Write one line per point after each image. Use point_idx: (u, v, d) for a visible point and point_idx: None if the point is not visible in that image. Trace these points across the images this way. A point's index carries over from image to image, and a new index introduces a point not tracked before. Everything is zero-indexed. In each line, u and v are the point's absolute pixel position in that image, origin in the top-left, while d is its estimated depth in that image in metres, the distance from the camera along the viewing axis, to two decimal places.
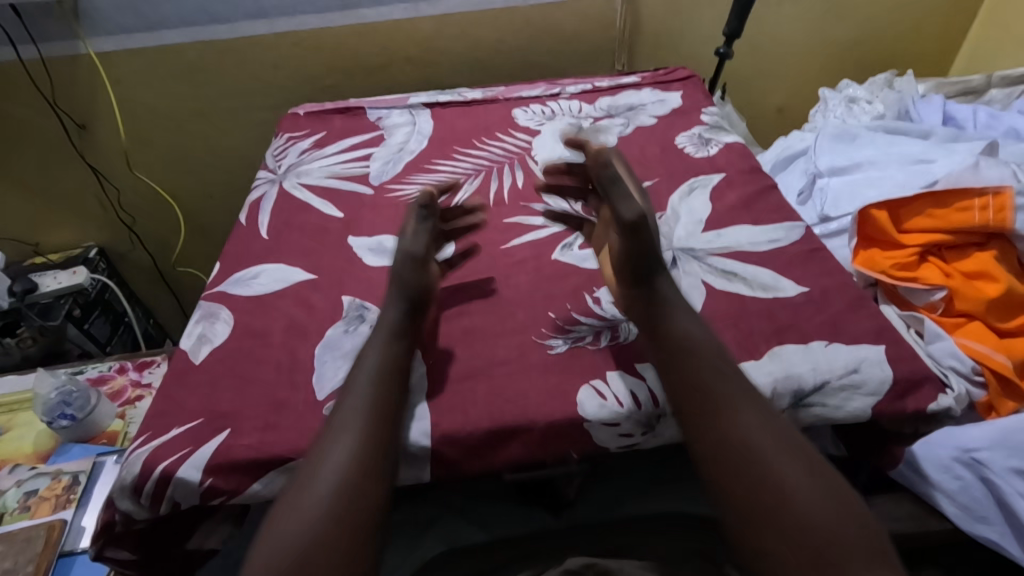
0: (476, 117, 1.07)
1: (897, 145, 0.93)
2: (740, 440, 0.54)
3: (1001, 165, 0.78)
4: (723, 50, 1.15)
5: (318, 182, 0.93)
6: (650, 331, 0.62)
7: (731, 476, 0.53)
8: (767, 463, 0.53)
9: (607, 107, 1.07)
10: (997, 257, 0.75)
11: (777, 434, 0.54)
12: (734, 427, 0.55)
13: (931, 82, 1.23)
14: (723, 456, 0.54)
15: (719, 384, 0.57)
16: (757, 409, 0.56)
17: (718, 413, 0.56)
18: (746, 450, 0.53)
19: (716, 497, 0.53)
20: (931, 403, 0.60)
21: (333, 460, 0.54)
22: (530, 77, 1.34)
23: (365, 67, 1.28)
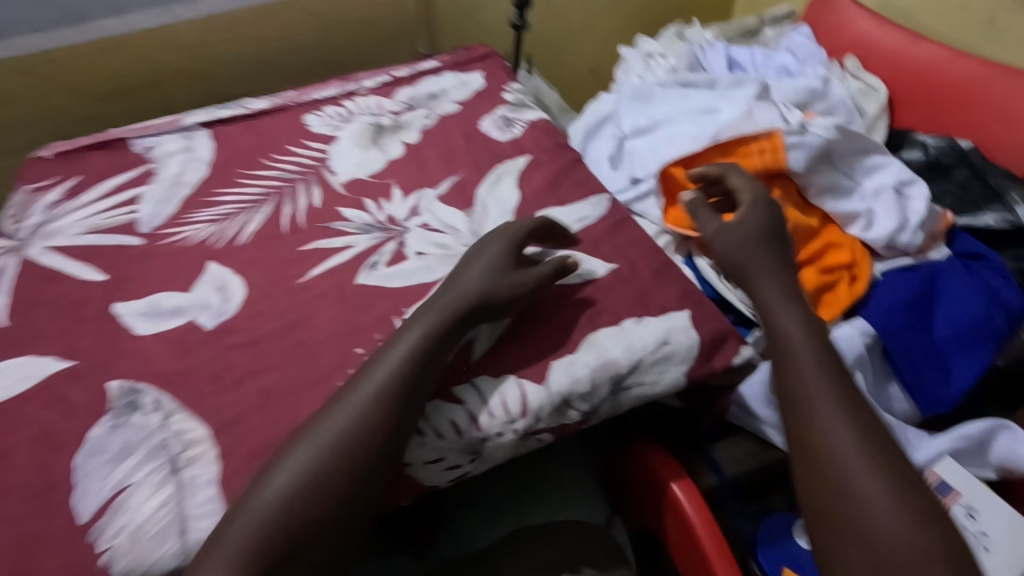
0: (264, 131, 0.96)
1: (687, 99, 0.96)
2: (815, 443, 0.55)
3: (771, 110, 0.82)
4: (518, 22, 1.12)
5: (73, 241, 0.78)
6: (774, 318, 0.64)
7: (820, 497, 0.53)
8: (860, 489, 0.52)
9: (408, 99, 1.00)
10: (781, 196, 0.80)
11: (867, 451, 0.53)
12: (810, 428, 0.56)
13: (715, 28, 1.28)
14: (812, 472, 0.54)
15: (820, 399, 0.57)
16: (833, 403, 0.56)
17: (808, 417, 0.56)
18: (840, 474, 0.53)
19: (809, 512, 0.54)
20: (736, 356, 0.61)
21: (248, 509, 0.48)
22: (330, 73, 1.23)
23: (127, 88, 1.09)
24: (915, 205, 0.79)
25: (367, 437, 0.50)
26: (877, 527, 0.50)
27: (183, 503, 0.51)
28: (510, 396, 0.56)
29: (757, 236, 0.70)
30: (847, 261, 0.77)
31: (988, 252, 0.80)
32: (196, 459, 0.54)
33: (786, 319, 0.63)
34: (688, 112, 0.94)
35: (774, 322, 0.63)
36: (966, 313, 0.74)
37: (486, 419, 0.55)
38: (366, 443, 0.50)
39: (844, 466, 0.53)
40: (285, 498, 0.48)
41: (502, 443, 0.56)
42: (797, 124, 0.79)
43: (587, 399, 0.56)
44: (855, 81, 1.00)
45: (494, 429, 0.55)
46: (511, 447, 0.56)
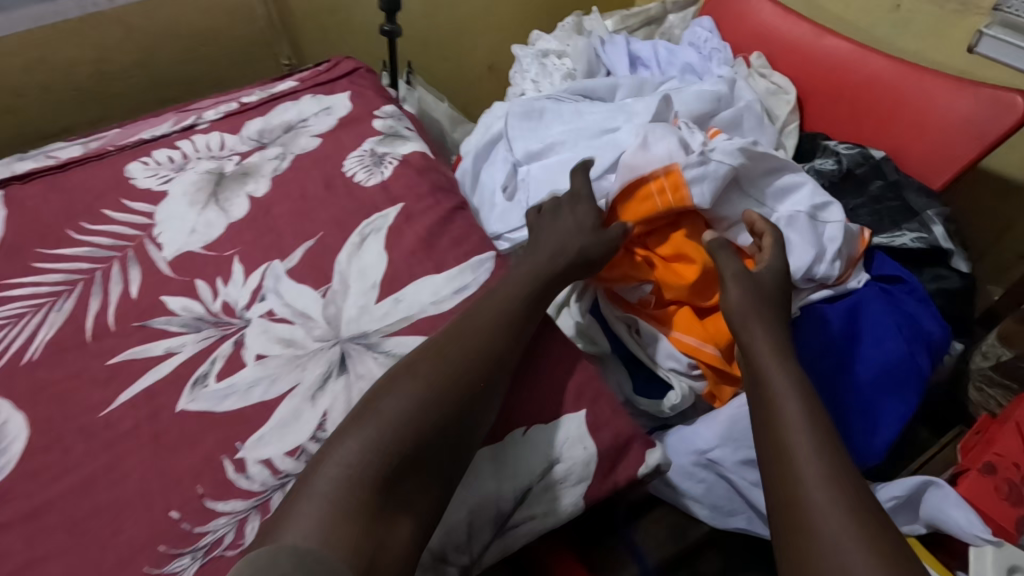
0: (73, 189, 0.77)
1: (583, 115, 0.85)
2: (815, 512, 0.46)
3: (667, 136, 0.71)
4: (388, 27, 0.96)
5: None
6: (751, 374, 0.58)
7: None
8: (854, 571, 0.42)
9: (258, 134, 0.84)
10: (691, 235, 0.69)
11: (873, 524, 0.45)
12: (805, 491, 0.48)
13: (615, 18, 1.18)
14: (805, 544, 0.45)
15: (811, 459, 0.49)
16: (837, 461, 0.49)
17: (804, 479, 0.48)
18: (833, 551, 0.44)
19: None
20: (641, 466, 0.51)
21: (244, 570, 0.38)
22: (172, 97, 1.03)
23: None
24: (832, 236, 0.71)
25: (473, 377, 0.48)
26: None
27: None
28: None
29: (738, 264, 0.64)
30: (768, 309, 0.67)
31: (909, 276, 0.74)
32: None
33: (770, 367, 0.56)
34: (584, 132, 0.83)
35: (766, 372, 0.56)
36: (888, 355, 0.69)
37: None
38: (441, 421, 0.46)
39: (847, 543, 0.43)
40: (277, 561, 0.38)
41: None
42: (697, 154, 0.69)
43: (464, 550, 0.46)
44: (760, 80, 0.91)
45: None
46: None
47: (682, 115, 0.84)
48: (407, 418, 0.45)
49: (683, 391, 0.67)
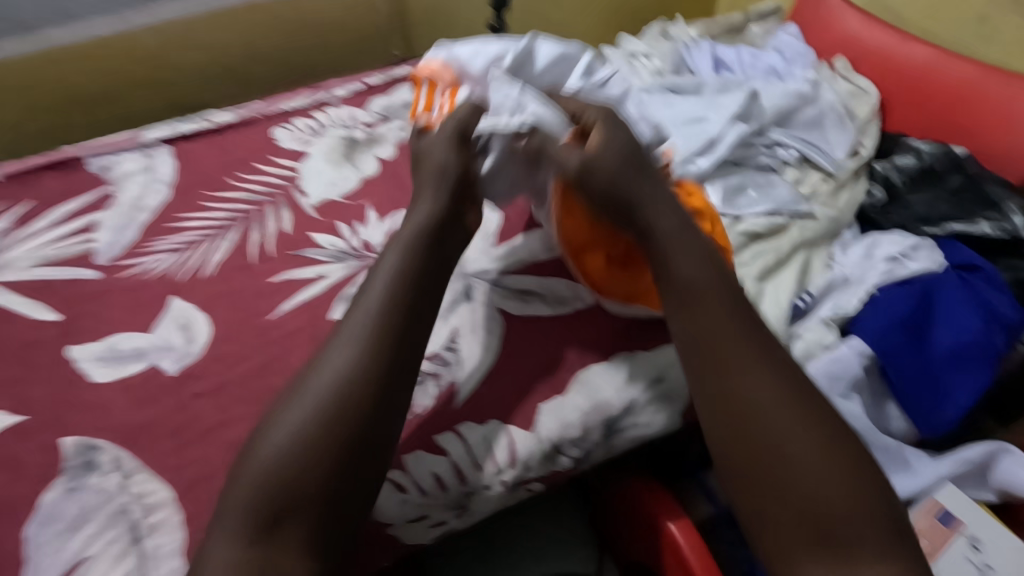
0: (229, 146, 0.90)
1: (673, 105, 0.93)
2: (779, 459, 0.46)
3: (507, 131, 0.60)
4: (496, 23, 1.07)
5: (24, 275, 0.73)
6: (680, 321, 0.53)
7: (742, 450, 0.48)
8: (779, 442, 0.46)
9: (382, 109, 0.95)
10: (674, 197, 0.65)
11: (784, 397, 0.48)
12: (758, 445, 0.47)
13: (700, 24, 1.25)
14: (734, 426, 0.48)
15: (732, 340, 0.50)
16: (788, 407, 0.48)
17: (762, 434, 0.47)
18: (761, 425, 0.47)
19: (733, 468, 0.48)
20: None
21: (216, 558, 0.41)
22: (300, 79, 1.17)
23: (80, 99, 1.02)
24: (901, 241, 0.81)
25: (353, 394, 0.46)
26: (806, 478, 0.45)
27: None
28: (498, 444, 0.52)
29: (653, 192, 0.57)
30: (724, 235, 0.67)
31: (984, 263, 0.77)
32: (160, 525, 0.50)
33: (675, 246, 0.55)
34: (674, 120, 0.91)
35: (666, 252, 0.55)
36: (961, 334, 0.72)
37: (474, 469, 0.51)
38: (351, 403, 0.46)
39: (770, 420, 0.47)
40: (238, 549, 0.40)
41: (491, 496, 0.52)
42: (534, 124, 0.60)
43: (579, 445, 0.53)
44: (844, 84, 0.98)
45: (483, 481, 0.51)
46: (500, 499, 0.52)
47: (767, 110, 0.91)
48: (300, 435, 0.44)
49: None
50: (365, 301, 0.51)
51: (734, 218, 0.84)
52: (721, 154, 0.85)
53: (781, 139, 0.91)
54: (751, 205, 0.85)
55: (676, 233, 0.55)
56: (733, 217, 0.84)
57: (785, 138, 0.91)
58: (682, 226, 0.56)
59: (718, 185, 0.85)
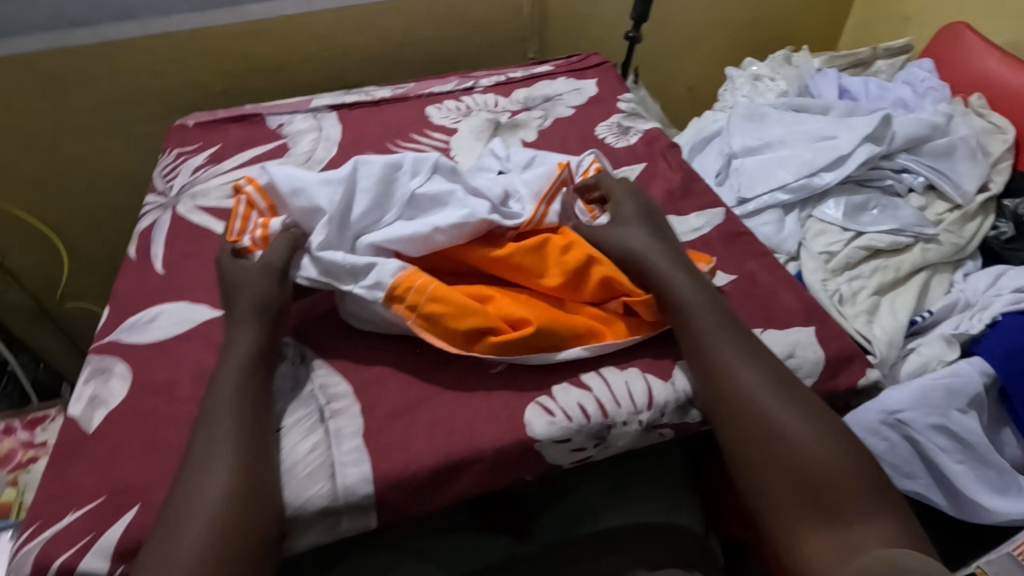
0: (387, 117, 1.00)
1: (802, 122, 0.97)
2: (777, 441, 0.51)
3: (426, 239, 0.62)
4: (632, 34, 1.15)
5: (218, 203, 0.85)
6: (683, 331, 0.59)
7: (740, 430, 0.53)
8: (773, 421, 0.52)
9: (524, 99, 1.04)
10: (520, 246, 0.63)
11: (770, 386, 0.54)
12: (759, 431, 0.52)
13: (824, 56, 1.28)
14: (729, 411, 0.54)
15: (721, 341, 0.57)
16: (778, 397, 0.54)
17: (756, 417, 0.53)
18: (754, 409, 0.53)
19: (732, 448, 0.54)
20: (861, 378, 0.63)
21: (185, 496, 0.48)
22: (442, 70, 1.28)
23: (259, 68, 1.16)
24: None
25: None
26: (797, 450, 0.51)
27: (328, 448, 0.55)
28: (637, 387, 0.59)
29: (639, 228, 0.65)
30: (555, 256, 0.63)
31: None
32: (341, 411, 0.57)
33: (670, 266, 0.61)
34: (803, 136, 0.95)
35: (660, 271, 0.61)
36: None
37: (615, 405, 0.58)
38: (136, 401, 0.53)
39: (764, 405, 0.53)
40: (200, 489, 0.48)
41: (626, 432, 0.58)
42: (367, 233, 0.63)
43: None
44: (979, 119, 0.98)
45: (622, 417, 0.57)
46: (634, 437, 0.59)
47: (899, 136, 0.92)
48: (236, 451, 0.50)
49: (884, 344, 0.76)
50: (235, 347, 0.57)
51: (856, 232, 0.87)
52: (849, 170, 0.89)
53: (908, 164, 0.93)
54: (875, 222, 0.87)
55: (670, 260, 0.62)
56: (856, 231, 0.87)
57: (912, 163, 0.92)
58: (671, 252, 0.63)
59: (842, 200, 0.89)
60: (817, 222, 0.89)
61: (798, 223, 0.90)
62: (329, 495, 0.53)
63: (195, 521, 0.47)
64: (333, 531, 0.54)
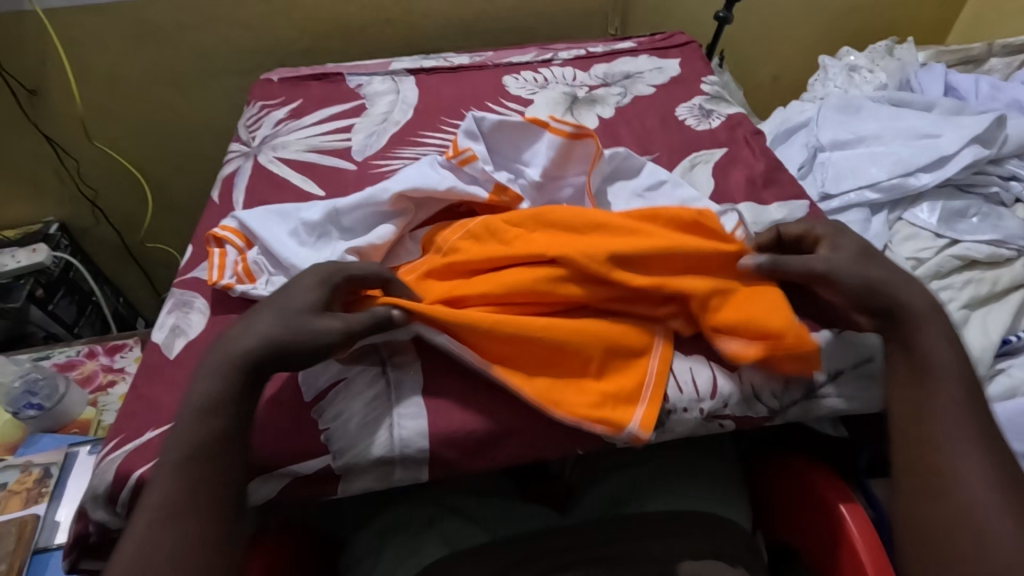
0: (464, 84, 1.00)
1: (901, 119, 0.91)
2: (977, 535, 0.46)
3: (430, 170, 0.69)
4: (723, 14, 1.09)
5: (296, 156, 0.87)
6: (909, 394, 0.52)
7: (934, 513, 0.48)
8: (985, 523, 0.46)
9: (603, 75, 1.01)
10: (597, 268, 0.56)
11: (993, 486, 0.47)
12: (968, 525, 0.46)
13: (931, 50, 1.19)
14: (931, 492, 0.48)
15: (952, 419, 0.50)
16: (997, 493, 0.47)
17: (961, 509, 0.47)
18: (964, 501, 0.47)
19: (914, 528, 0.48)
20: None
21: (237, 433, 0.50)
22: (520, 41, 1.27)
23: (343, 28, 1.18)
24: None
25: None
26: (1000, 559, 0.45)
27: (389, 400, 0.57)
28: (701, 375, 0.58)
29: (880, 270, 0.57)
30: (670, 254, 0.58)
31: None
32: (403, 365, 0.59)
33: (915, 323, 0.54)
34: (901, 133, 0.89)
35: (907, 326, 0.54)
36: None
37: (677, 392, 0.57)
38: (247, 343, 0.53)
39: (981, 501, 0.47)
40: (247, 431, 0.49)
41: (685, 419, 0.58)
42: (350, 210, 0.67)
43: (780, 397, 0.59)
44: None
45: (683, 403, 0.57)
46: (693, 425, 0.58)
47: (1011, 140, 0.85)
48: None
49: (971, 361, 0.71)
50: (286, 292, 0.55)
51: (951, 240, 0.81)
52: (950, 173, 0.83)
53: (1018, 172, 0.85)
54: (973, 231, 0.80)
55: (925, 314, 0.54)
56: (951, 239, 0.81)
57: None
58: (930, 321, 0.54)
59: (938, 205, 0.83)
60: (907, 226, 0.83)
61: (886, 224, 0.84)
62: (386, 445, 0.55)
63: None
64: (388, 480, 0.56)
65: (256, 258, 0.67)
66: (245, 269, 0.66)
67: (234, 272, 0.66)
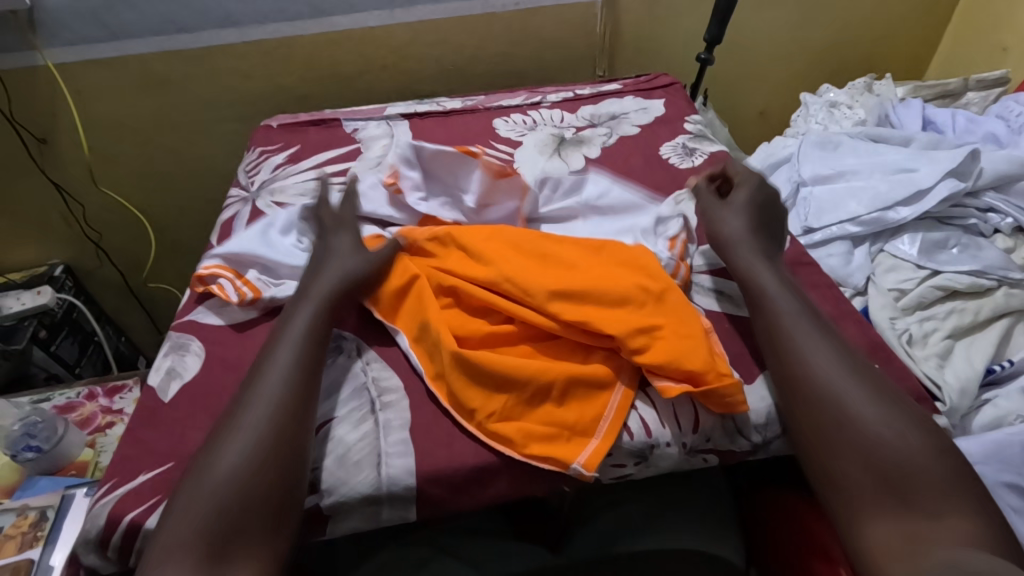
0: (456, 127, 1.04)
1: (879, 154, 0.94)
2: (847, 424, 0.54)
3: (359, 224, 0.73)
4: (705, 56, 1.14)
5: (294, 200, 0.90)
6: (765, 327, 0.62)
7: (810, 419, 0.56)
8: (845, 411, 0.55)
9: (590, 116, 1.05)
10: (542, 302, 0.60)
11: (833, 377, 0.57)
12: (861, 454, 0.52)
13: (908, 85, 1.23)
14: (800, 401, 0.57)
15: (799, 330, 0.60)
16: (851, 383, 0.56)
17: (827, 408, 0.55)
18: (826, 399, 0.56)
19: (806, 442, 0.56)
20: None
21: (224, 475, 0.50)
22: (512, 84, 1.32)
23: (341, 76, 1.23)
24: None
25: None
26: (870, 439, 0.53)
27: (377, 438, 0.58)
28: (684, 410, 0.59)
29: (769, 268, 0.67)
30: (602, 289, 0.61)
31: None
32: (391, 405, 0.60)
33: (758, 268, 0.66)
34: (879, 168, 0.92)
35: (754, 279, 0.65)
36: None
37: (660, 427, 0.58)
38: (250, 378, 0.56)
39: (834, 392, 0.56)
40: (234, 472, 0.50)
41: (669, 454, 0.59)
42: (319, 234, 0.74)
43: (762, 431, 0.60)
44: None
45: (666, 439, 0.58)
46: (677, 459, 0.59)
47: (986, 172, 0.87)
48: (275, 436, 0.53)
49: (956, 392, 0.71)
50: (292, 328, 0.60)
51: (932, 271, 0.82)
52: (928, 206, 0.85)
53: (996, 204, 0.87)
54: (953, 262, 0.82)
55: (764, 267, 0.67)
56: (932, 270, 0.82)
57: (1000, 203, 0.87)
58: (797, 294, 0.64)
59: (918, 236, 0.84)
60: (888, 257, 0.85)
61: (868, 257, 0.86)
62: (373, 484, 0.55)
63: (245, 490, 0.50)
64: (375, 519, 0.57)
65: (258, 277, 0.72)
66: (250, 287, 0.71)
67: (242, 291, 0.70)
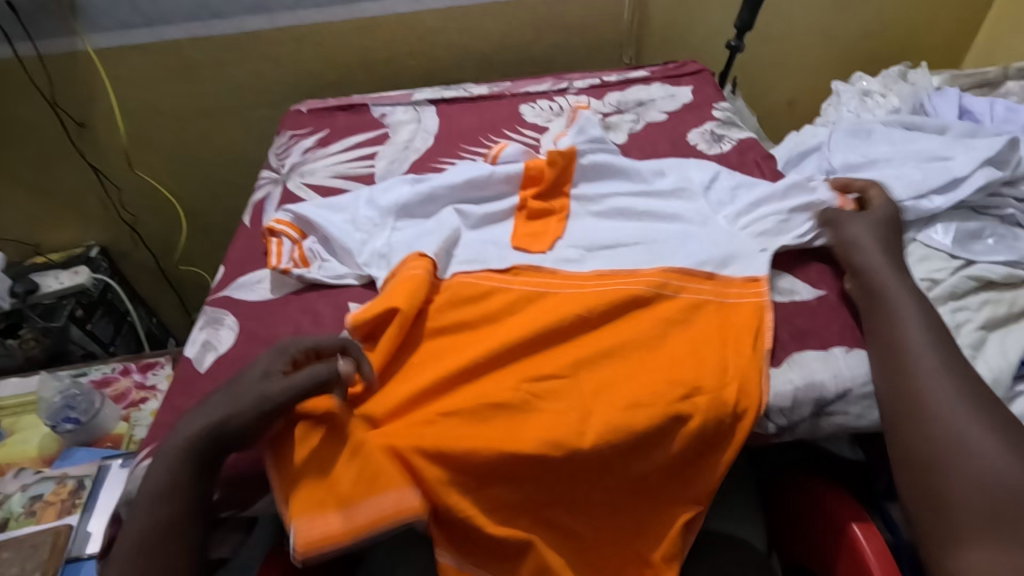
0: (482, 113, 1.04)
1: (913, 142, 0.92)
2: (958, 447, 0.53)
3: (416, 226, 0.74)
4: (734, 43, 1.12)
5: (323, 182, 0.92)
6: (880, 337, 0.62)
7: (915, 431, 0.56)
8: (957, 434, 0.54)
9: (616, 102, 1.05)
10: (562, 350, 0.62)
11: (945, 399, 0.56)
12: (964, 476, 0.52)
13: (944, 74, 1.20)
14: (907, 412, 0.57)
15: (918, 346, 0.59)
16: (966, 405, 0.55)
17: (937, 426, 0.55)
18: (935, 416, 0.55)
19: (906, 451, 0.56)
20: None
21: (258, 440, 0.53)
22: (537, 71, 1.31)
23: (370, 62, 1.24)
24: None
25: None
26: (979, 464, 0.52)
27: None
28: None
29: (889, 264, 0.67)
30: (628, 351, 0.62)
31: None
32: None
33: (879, 273, 0.66)
34: (913, 156, 0.90)
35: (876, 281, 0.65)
36: None
37: None
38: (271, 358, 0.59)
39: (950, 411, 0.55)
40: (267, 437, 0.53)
41: None
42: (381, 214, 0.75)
43: (788, 414, 0.61)
44: None
45: None
46: None
47: None
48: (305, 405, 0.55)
49: (987, 382, 0.70)
50: None
51: (966, 261, 0.81)
52: (963, 195, 0.83)
53: None
54: (988, 252, 0.81)
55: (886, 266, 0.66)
56: (965, 260, 0.81)
57: None
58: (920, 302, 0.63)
59: (953, 226, 0.83)
60: (921, 247, 0.83)
61: (900, 246, 0.84)
62: None
63: None
64: None
65: (311, 245, 0.75)
66: (301, 255, 0.74)
67: (291, 259, 0.74)
